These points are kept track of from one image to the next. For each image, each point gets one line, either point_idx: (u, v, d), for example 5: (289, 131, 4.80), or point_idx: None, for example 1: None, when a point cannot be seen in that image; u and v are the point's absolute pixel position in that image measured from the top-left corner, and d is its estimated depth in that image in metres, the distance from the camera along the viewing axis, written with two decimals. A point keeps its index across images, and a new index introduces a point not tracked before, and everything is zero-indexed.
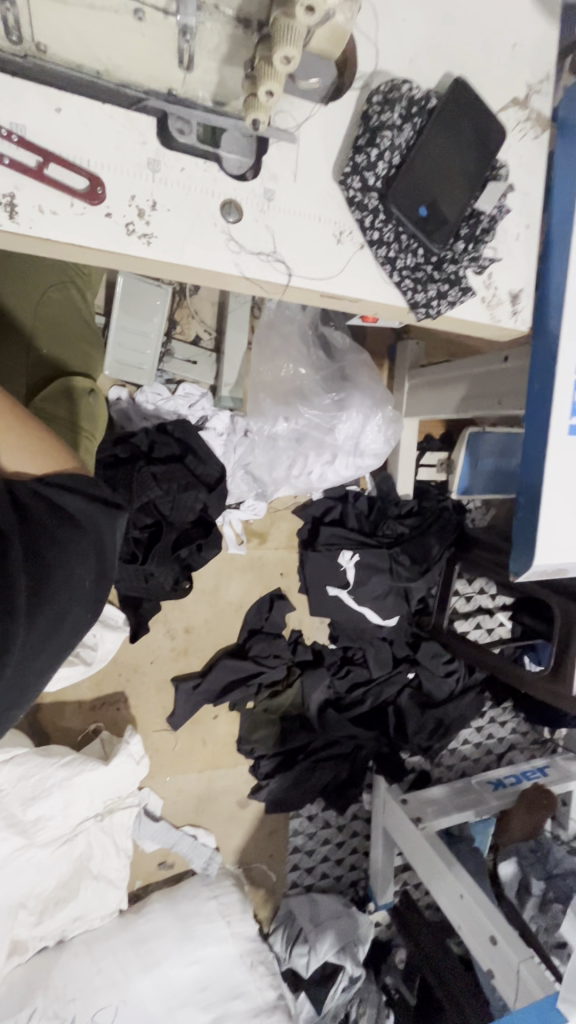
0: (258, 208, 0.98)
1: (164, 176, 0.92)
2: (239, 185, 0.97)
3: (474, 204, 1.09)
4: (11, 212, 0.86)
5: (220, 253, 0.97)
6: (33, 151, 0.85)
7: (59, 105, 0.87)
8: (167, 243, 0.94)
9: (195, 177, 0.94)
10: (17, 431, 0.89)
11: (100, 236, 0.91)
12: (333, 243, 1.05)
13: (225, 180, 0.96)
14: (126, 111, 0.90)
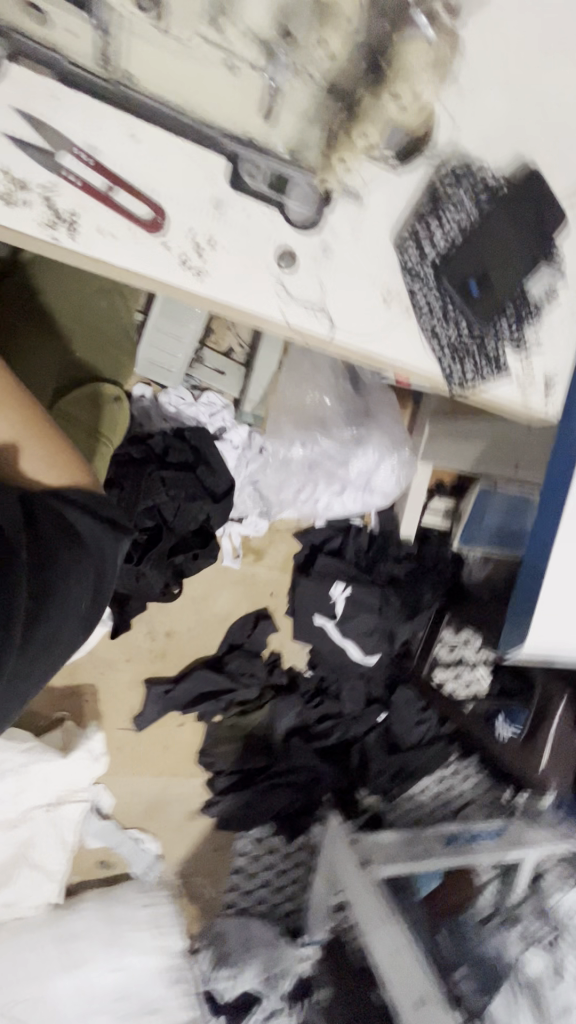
0: (312, 261, 1.00)
1: (227, 217, 0.95)
2: (299, 237, 0.98)
3: (524, 286, 1.11)
4: (72, 230, 0.90)
5: (268, 299, 0.98)
6: (102, 174, 0.88)
7: (139, 138, 0.90)
8: (219, 282, 0.96)
9: (257, 222, 0.96)
10: (35, 438, 0.91)
11: (152, 264, 0.93)
12: (381, 304, 1.04)
13: (286, 228, 0.98)
14: (200, 148, 0.92)
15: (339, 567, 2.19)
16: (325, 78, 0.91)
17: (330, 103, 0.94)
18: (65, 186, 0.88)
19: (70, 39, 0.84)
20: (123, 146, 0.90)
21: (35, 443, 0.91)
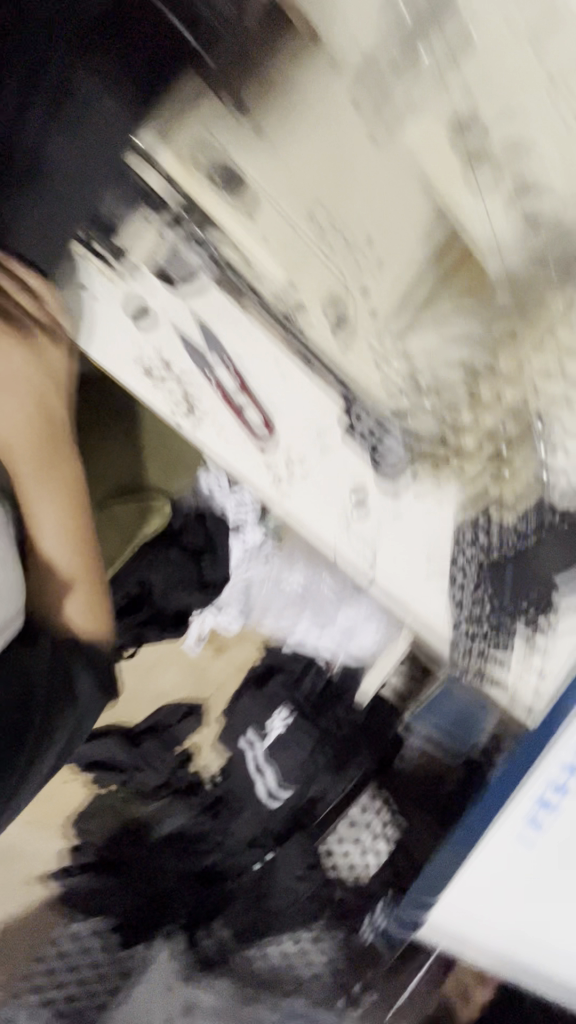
0: (381, 519, 1.05)
1: (327, 455, 1.01)
2: (382, 497, 1.02)
3: (560, 610, 0.97)
4: (193, 411, 1.10)
5: (327, 528, 1.14)
6: (235, 382, 0.99)
7: (281, 364, 0.92)
8: (293, 500, 1.14)
9: (350, 468, 1.01)
10: (83, 595, 1.41)
11: (246, 465, 1.13)
12: (423, 577, 1.09)
13: (372, 477, 1.01)
14: (326, 389, 0.92)
15: (284, 701, 2.02)
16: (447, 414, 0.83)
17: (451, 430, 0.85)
18: (205, 380, 1.02)
19: (259, 271, 0.80)
20: (261, 362, 0.93)
21: (79, 598, 1.41)
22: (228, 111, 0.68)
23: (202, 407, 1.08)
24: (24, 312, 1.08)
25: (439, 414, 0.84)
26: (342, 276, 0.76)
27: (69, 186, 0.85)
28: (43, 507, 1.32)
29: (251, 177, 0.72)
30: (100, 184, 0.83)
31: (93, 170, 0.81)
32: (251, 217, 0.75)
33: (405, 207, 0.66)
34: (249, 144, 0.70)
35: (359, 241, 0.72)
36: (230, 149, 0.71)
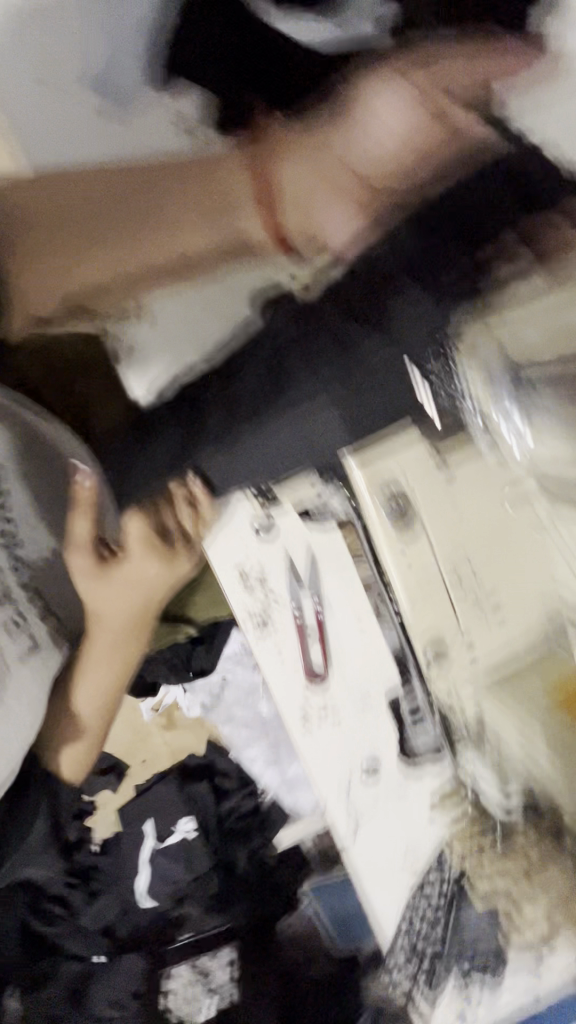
0: (385, 796, 1.02)
1: (363, 719, 1.00)
2: (395, 775, 1.01)
3: (490, 972, 1.06)
4: (258, 624, 0.93)
5: (327, 792, 1.03)
6: (316, 626, 0.94)
7: (364, 629, 0.92)
8: (313, 751, 1.01)
9: (375, 736, 1.01)
10: (71, 756, 0.99)
11: (282, 697, 1.00)
12: (400, 867, 1.03)
13: (392, 750, 1.01)
14: (389, 659, 0.93)
15: (189, 863, 1.29)
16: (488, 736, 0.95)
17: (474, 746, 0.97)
18: (278, 604, 0.92)
19: (390, 565, 0.81)
20: (342, 616, 0.92)
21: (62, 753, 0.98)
22: (422, 454, 0.75)
23: (272, 625, 0.95)
24: (156, 559, 0.87)
25: (484, 725, 0.95)
26: (462, 625, 0.82)
27: (269, 458, 0.73)
28: (109, 676, 0.94)
29: (419, 513, 0.78)
30: (313, 460, 0.76)
31: (305, 446, 0.72)
32: (403, 547, 0.79)
33: (518, 594, 0.81)
34: (428, 476, 0.77)
35: (484, 596, 0.81)
36: (404, 468, 0.76)
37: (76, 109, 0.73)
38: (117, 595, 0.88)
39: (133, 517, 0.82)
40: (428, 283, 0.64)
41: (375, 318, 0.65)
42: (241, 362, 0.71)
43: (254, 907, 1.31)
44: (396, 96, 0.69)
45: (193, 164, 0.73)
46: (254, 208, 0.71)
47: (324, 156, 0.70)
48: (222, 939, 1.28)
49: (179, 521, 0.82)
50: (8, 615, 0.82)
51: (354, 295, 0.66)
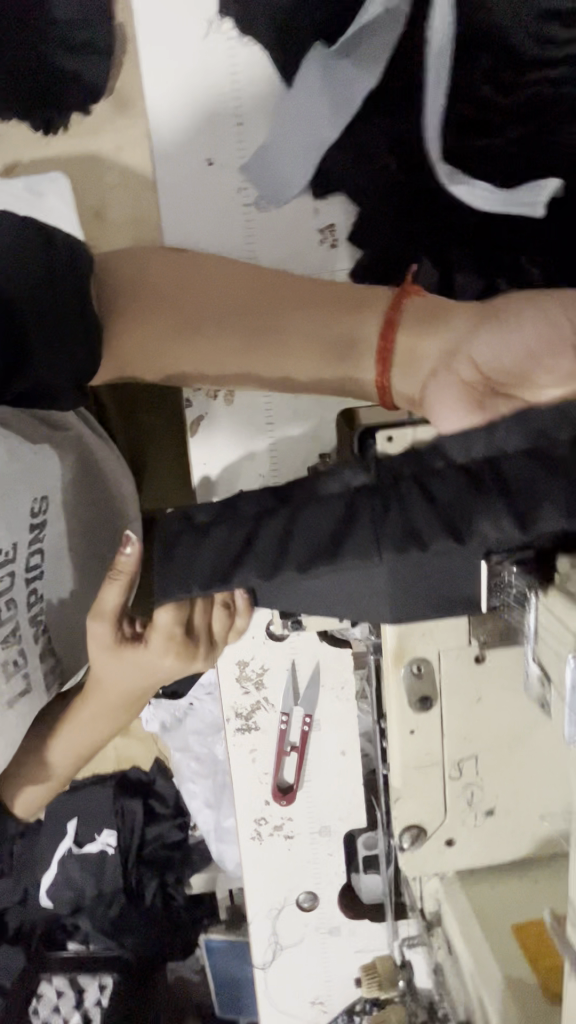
0: (314, 931, 0.98)
1: (316, 848, 0.97)
2: (329, 912, 0.98)
3: None
4: (244, 727, 0.94)
5: (259, 909, 0.98)
6: (298, 743, 0.93)
7: (345, 754, 0.95)
8: (259, 866, 0.97)
9: (323, 867, 0.97)
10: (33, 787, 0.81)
11: (242, 803, 0.96)
12: (307, 1001, 1.00)
13: (333, 883, 0.98)
14: (356, 791, 0.96)
15: (98, 875, 1.35)
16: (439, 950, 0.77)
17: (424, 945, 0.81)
18: (267, 710, 0.94)
19: (396, 731, 0.68)
20: (326, 735, 0.95)
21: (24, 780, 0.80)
22: (463, 643, 0.65)
23: (254, 730, 0.94)
24: (172, 657, 0.73)
25: (443, 968, 0.76)
26: (447, 825, 0.71)
27: (310, 599, 0.56)
28: (89, 739, 0.81)
29: (440, 699, 0.67)
30: (366, 616, 0.58)
31: (361, 605, 0.56)
32: (412, 730, 0.68)
33: (518, 815, 0.71)
34: (464, 672, 0.66)
35: (485, 797, 0.70)
36: (440, 654, 0.66)
37: (225, 197, 0.85)
38: (124, 671, 0.76)
39: (166, 609, 0.67)
40: (527, 500, 0.48)
41: (478, 501, 0.49)
42: (323, 495, 0.54)
43: (149, 939, 1.36)
44: (535, 313, 0.54)
45: (326, 291, 0.66)
46: (372, 358, 0.62)
47: (448, 337, 0.57)
48: (106, 965, 1.32)
49: (209, 622, 0.73)
50: (8, 656, 0.69)
51: (452, 479, 0.50)
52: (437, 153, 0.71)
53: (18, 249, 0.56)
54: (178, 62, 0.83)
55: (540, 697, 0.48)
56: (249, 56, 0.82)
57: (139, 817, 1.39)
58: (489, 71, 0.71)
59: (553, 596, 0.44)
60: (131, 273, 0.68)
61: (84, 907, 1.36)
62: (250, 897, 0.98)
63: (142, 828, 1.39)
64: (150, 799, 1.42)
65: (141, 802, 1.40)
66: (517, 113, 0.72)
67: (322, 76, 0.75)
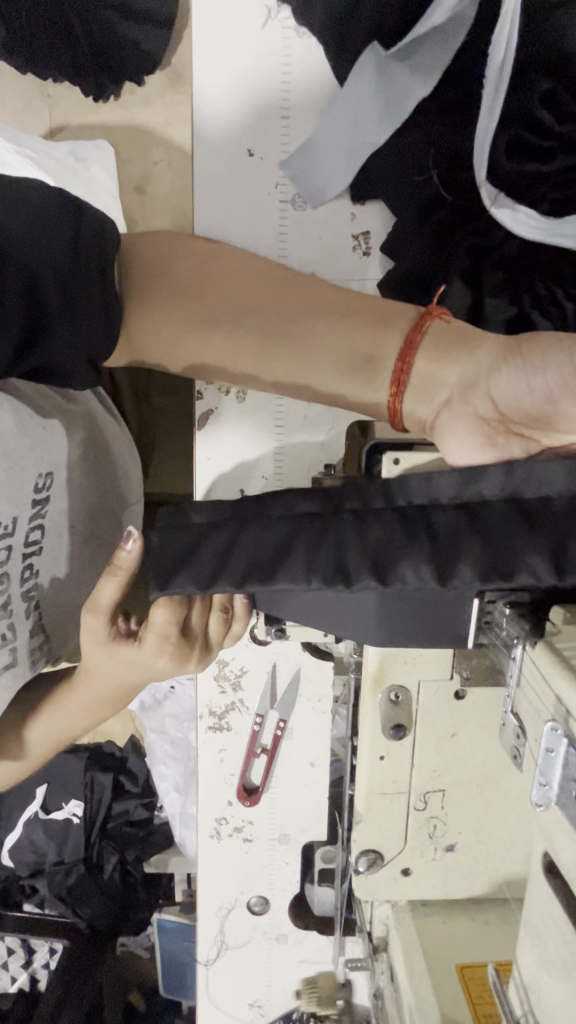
0: (261, 936, 0.98)
1: (274, 853, 0.96)
2: (279, 919, 0.98)
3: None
4: (216, 725, 0.94)
5: (209, 905, 0.98)
6: (270, 748, 0.93)
7: (314, 766, 0.94)
8: (215, 862, 0.97)
9: (279, 872, 0.97)
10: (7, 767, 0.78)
11: (206, 798, 0.96)
12: (246, 1001, 1.01)
13: (286, 890, 0.98)
14: (321, 802, 0.96)
15: (60, 843, 1.37)
16: (380, 975, 0.77)
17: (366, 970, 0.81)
18: (241, 712, 0.93)
19: (367, 755, 0.68)
20: (298, 745, 0.94)
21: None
22: (445, 676, 0.64)
23: (226, 729, 0.94)
24: (164, 659, 0.70)
25: (382, 994, 0.76)
26: (405, 853, 0.70)
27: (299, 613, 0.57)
28: (68, 729, 0.77)
29: (414, 729, 0.66)
30: (349, 635, 0.58)
31: (346, 626, 0.57)
32: (383, 756, 0.67)
33: (478, 854, 0.70)
34: (442, 706, 0.65)
35: (448, 831, 0.69)
36: (420, 684, 0.65)
37: (261, 190, 0.83)
38: (114, 667, 0.73)
39: (161, 606, 0.67)
40: (511, 550, 0.45)
41: (466, 547, 0.46)
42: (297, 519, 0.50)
43: (104, 915, 1.36)
44: (565, 351, 0.51)
45: (351, 300, 0.64)
46: (388, 377, 0.60)
47: (468, 366, 0.56)
48: (57, 930, 1.33)
49: (206, 626, 0.72)
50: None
51: (450, 513, 0.48)
52: (483, 175, 0.70)
53: (47, 222, 0.56)
54: (230, 43, 0.80)
55: (513, 750, 0.47)
56: (305, 49, 0.80)
57: (107, 793, 1.39)
58: (550, 93, 0.68)
59: (536, 651, 0.43)
60: (154, 257, 0.66)
61: (44, 872, 1.38)
62: (202, 892, 0.98)
63: (109, 803, 1.40)
64: (120, 777, 1.42)
65: (111, 777, 1.40)
66: (574, 139, 0.69)
67: (375, 79, 0.74)
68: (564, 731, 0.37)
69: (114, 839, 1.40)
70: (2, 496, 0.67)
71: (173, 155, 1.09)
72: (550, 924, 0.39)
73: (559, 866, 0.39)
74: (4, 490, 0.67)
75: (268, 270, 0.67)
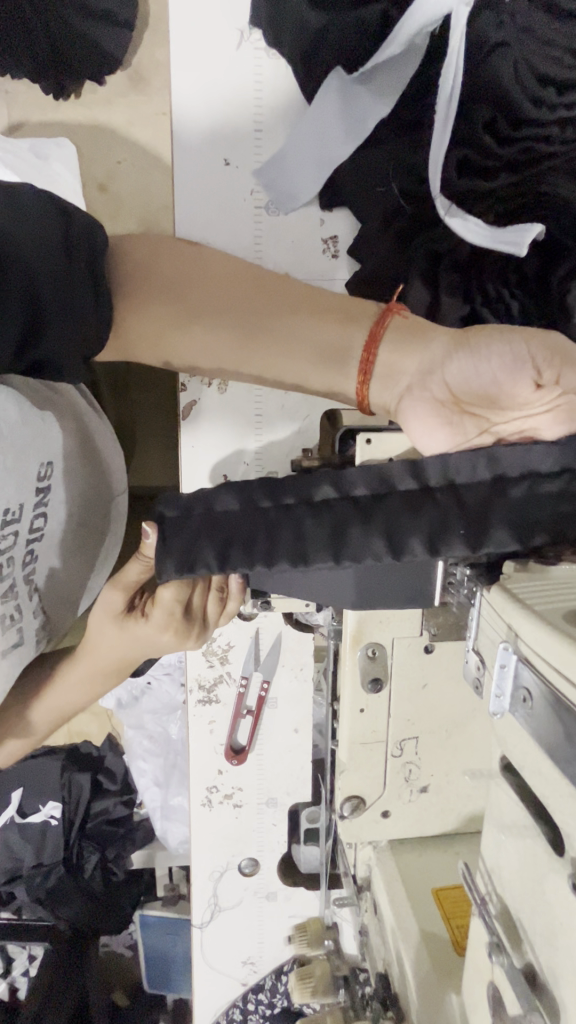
0: (252, 896, 1.05)
1: (263, 816, 1.03)
2: (268, 878, 1.05)
3: None
4: (205, 699, 1.00)
5: (203, 870, 1.04)
6: (254, 715, 0.99)
7: (299, 732, 1.02)
8: (208, 828, 1.03)
9: (267, 833, 1.04)
10: (14, 738, 0.85)
11: (197, 769, 1.02)
12: (240, 958, 1.07)
13: (275, 850, 1.04)
14: (305, 765, 1.03)
15: (38, 846, 1.38)
16: (363, 908, 0.85)
17: (353, 908, 0.89)
18: (228, 683, 1.00)
19: (351, 713, 0.74)
20: (282, 712, 1.02)
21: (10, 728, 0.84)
22: (415, 632, 0.72)
23: (215, 702, 1.00)
24: (169, 634, 0.80)
25: (367, 928, 0.84)
26: (384, 798, 0.78)
27: (286, 581, 0.66)
28: (72, 695, 0.86)
29: (390, 681, 0.73)
30: (330, 600, 0.66)
31: (329, 592, 0.65)
32: (362, 708, 0.74)
33: (448, 794, 0.78)
34: (413, 659, 0.73)
35: (421, 775, 0.77)
36: (394, 640, 0.72)
37: (237, 194, 0.90)
38: (117, 639, 0.82)
39: (170, 587, 0.75)
40: (483, 525, 0.54)
41: (448, 523, 0.55)
42: (286, 510, 0.58)
43: (85, 913, 1.37)
44: (507, 341, 0.59)
45: (322, 298, 0.70)
46: (356, 367, 0.68)
47: (424, 356, 0.63)
48: (37, 936, 1.36)
49: (204, 606, 0.79)
50: (5, 610, 0.73)
51: (434, 495, 0.56)
52: (437, 190, 0.77)
53: (48, 228, 0.60)
54: (199, 56, 0.86)
55: (476, 680, 0.54)
56: (274, 69, 0.87)
57: (85, 793, 1.42)
58: (491, 121, 0.77)
59: (492, 592, 0.50)
60: (142, 258, 0.70)
61: (22, 876, 1.38)
62: (195, 858, 1.04)
63: (88, 800, 1.42)
64: (98, 775, 1.45)
65: (89, 774, 1.43)
66: (513, 159, 0.79)
67: (339, 99, 0.81)
68: (515, 648, 0.45)
69: (96, 840, 1.42)
70: (12, 485, 0.70)
71: (137, 154, 1.13)
72: (506, 812, 0.47)
73: (510, 760, 0.47)
74: (12, 479, 0.70)
75: (249, 270, 0.73)
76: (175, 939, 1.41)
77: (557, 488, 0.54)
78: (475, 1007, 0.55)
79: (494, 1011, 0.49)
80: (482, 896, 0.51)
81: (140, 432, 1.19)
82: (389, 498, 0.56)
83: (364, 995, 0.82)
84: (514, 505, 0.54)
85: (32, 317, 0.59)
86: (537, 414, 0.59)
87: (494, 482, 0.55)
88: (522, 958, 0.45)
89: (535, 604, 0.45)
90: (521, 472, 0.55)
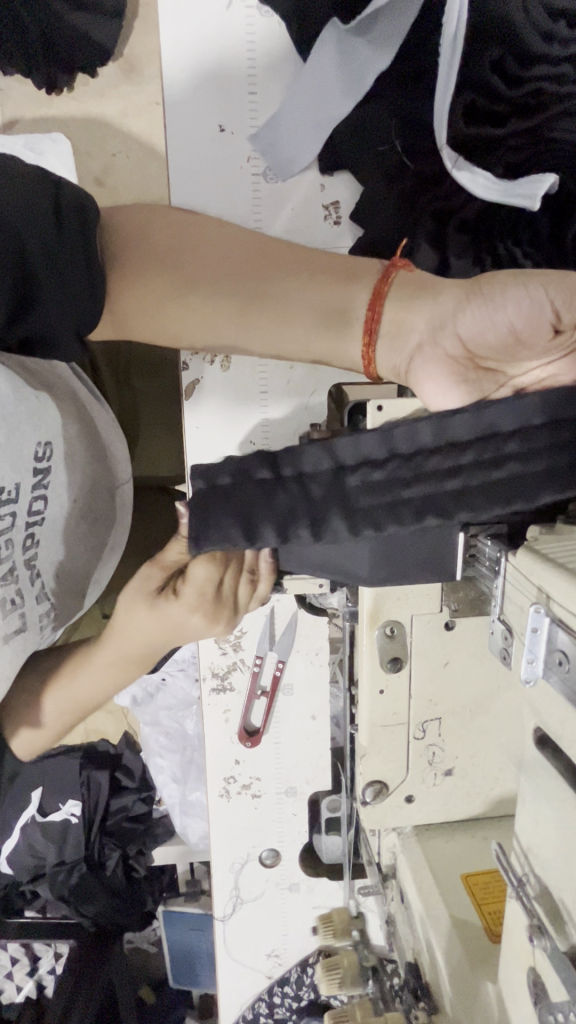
0: (274, 888, 1.04)
1: (285, 805, 1.02)
2: (290, 869, 1.04)
3: None
4: (219, 687, 0.99)
5: (223, 862, 1.03)
6: (269, 701, 0.98)
7: (316, 717, 1.01)
8: (228, 819, 1.02)
9: (288, 824, 1.03)
10: (29, 732, 0.83)
11: (214, 757, 1.01)
12: (263, 950, 1.06)
13: (297, 839, 1.03)
14: (324, 750, 1.02)
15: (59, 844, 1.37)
16: (388, 900, 0.82)
17: (380, 900, 0.87)
18: (242, 670, 0.99)
19: (372, 698, 0.71)
20: (299, 699, 1.00)
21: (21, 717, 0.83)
22: (435, 610, 0.68)
23: (229, 689, 0.99)
24: (198, 616, 0.78)
25: (394, 918, 0.81)
26: (407, 782, 0.74)
27: (297, 558, 0.64)
28: (82, 687, 0.85)
29: (409, 661, 0.70)
30: (346, 578, 0.63)
31: (343, 569, 0.62)
32: (382, 690, 0.70)
33: (474, 775, 0.75)
34: (433, 639, 0.69)
35: (445, 758, 0.74)
36: (412, 618, 0.69)
37: (235, 163, 0.88)
38: (154, 624, 0.80)
39: (201, 564, 0.74)
40: (507, 483, 0.55)
41: (475, 482, 0.55)
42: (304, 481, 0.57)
43: (109, 907, 1.36)
44: (523, 285, 0.55)
45: (323, 260, 0.67)
46: (360, 327, 0.64)
47: (435, 309, 0.59)
48: (63, 934, 1.36)
49: (235, 589, 0.78)
50: (5, 594, 0.70)
51: (463, 449, 0.55)
52: (444, 138, 0.74)
53: (33, 189, 0.56)
54: (192, 8, 0.84)
55: (503, 650, 0.51)
56: (267, 29, 0.85)
57: (104, 789, 1.40)
58: (500, 61, 0.74)
59: (517, 555, 0.47)
60: (134, 227, 0.67)
61: (44, 875, 1.38)
62: (215, 850, 1.03)
63: (107, 799, 1.40)
64: (117, 771, 1.43)
65: (107, 773, 1.40)
66: (523, 103, 0.75)
67: (337, 55, 0.78)
68: (547, 612, 0.42)
69: (119, 840, 1.39)
70: (5, 462, 0.68)
71: (131, 145, 1.10)
72: (543, 787, 0.44)
73: (545, 730, 0.44)
74: (7, 456, 0.68)
75: (245, 236, 0.69)
76: (198, 935, 1.41)
77: (446, 466, 0.55)
78: (512, 995, 0.52)
79: (536, 1000, 0.46)
80: (519, 877, 0.47)
81: (144, 419, 1.16)
82: (300, 482, 0.57)
83: (393, 986, 0.79)
84: (441, 479, 0.55)
85: (18, 282, 0.56)
86: (553, 361, 0.57)
87: (386, 463, 0.56)
88: (566, 942, 0.42)
89: (563, 563, 0.42)
90: (409, 450, 0.56)
